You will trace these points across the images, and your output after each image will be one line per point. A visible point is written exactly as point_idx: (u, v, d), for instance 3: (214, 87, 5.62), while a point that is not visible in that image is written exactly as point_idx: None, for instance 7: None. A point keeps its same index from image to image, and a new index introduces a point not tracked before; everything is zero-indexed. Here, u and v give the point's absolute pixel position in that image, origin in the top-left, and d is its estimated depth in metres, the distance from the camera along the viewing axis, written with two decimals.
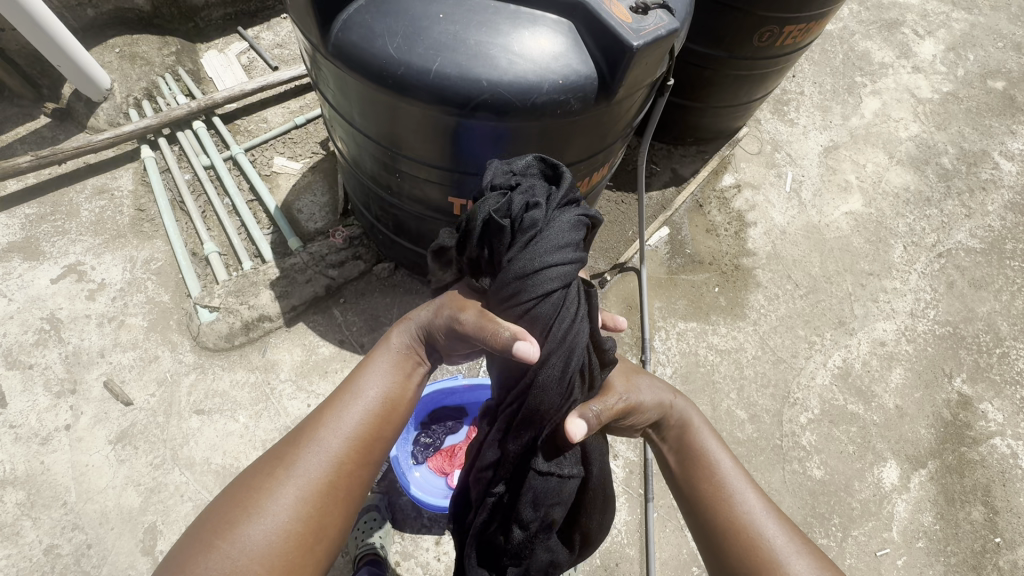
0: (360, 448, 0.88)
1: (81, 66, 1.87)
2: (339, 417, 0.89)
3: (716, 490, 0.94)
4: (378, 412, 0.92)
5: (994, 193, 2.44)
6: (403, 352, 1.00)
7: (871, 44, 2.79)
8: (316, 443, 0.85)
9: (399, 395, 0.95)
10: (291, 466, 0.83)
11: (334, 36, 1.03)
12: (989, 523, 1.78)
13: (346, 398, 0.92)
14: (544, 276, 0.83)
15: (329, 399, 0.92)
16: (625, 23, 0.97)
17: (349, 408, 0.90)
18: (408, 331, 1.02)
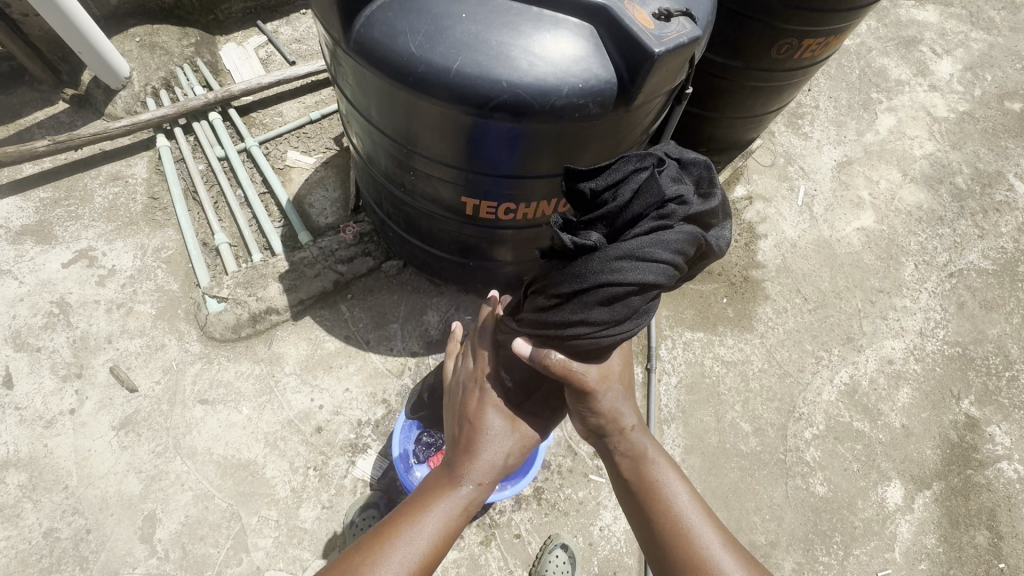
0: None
1: (100, 52, 1.88)
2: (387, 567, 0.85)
3: (670, 526, 0.97)
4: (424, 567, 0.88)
5: (1008, 215, 2.42)
6: (466, 494, 0.95)
7: (888, 61, 2.78)
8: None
9: (449, 540, 0.92)
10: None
11: (357, 31, 1.04)
12: (993, 548, 1.76)
13: (398, 539, 0.88)
14: (649, 267, 0.82)
15: (382, 533, 0.90)
16: (647, 29, 0.97)
17: (393, 565, 0.85)
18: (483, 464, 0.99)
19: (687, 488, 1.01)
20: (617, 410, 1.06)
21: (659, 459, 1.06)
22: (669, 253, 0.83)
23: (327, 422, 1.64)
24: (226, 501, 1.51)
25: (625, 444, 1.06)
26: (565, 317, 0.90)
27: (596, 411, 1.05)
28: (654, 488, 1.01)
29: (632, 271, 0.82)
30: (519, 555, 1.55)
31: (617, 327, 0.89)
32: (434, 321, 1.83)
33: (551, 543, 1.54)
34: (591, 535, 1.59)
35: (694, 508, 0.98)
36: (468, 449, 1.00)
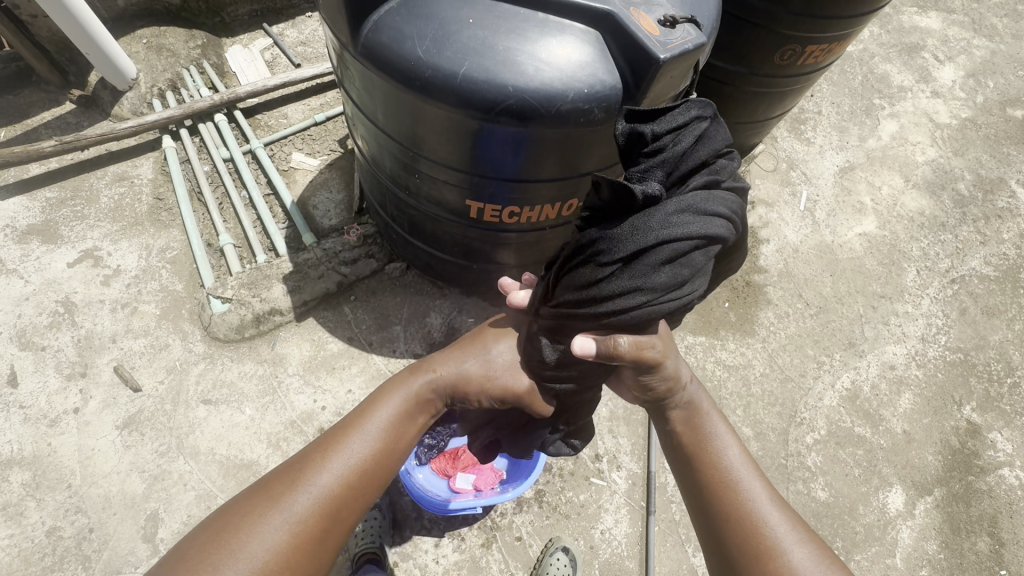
0: (349, 495, 0.87)
1: (107, 53, 1.89)
2: (339, 457, 0.89)
3: (716, 476, 0.97)
4: (377, 458, 0.92)
5: (1010, 221, 2.42)
6: (421, 394, 1.00)
7: (891, 67, 2.79)
8: (308, 482, 0.85)
9: (400, 437, 0.96)
10: (281, 502, 0.83)
11: (365, 35, 1.05)
12: (994, 555, 1.76)
13: (351, 435, 0.92)
14: (712, 220, 0.89)
15: (335, 433, 0.93)
16: (652, 36, 0.98)
17: (347, 454, 0.90)
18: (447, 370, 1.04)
19: (739, 445, 1.01)
20: (678, 369, 1.05)
21: (715, 416, 1.05)
22: (730, 210, 0.93)
23: (330, 422, 1.64)
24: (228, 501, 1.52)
25: (682, 399, 1.06)
26: (644, 271, 0.88)
27: (663, 375, 1.02)
28: (705, 441, 1.01)
29: (708, 219, 0.88)
30: (519, 557, 1.55)
31: (695, 281, 0.92)
32: (437, 323, 1.84)
33: (552, 546, 1.54)
34: (592, 538, 1.59)
35: (746, 463, 0.98)
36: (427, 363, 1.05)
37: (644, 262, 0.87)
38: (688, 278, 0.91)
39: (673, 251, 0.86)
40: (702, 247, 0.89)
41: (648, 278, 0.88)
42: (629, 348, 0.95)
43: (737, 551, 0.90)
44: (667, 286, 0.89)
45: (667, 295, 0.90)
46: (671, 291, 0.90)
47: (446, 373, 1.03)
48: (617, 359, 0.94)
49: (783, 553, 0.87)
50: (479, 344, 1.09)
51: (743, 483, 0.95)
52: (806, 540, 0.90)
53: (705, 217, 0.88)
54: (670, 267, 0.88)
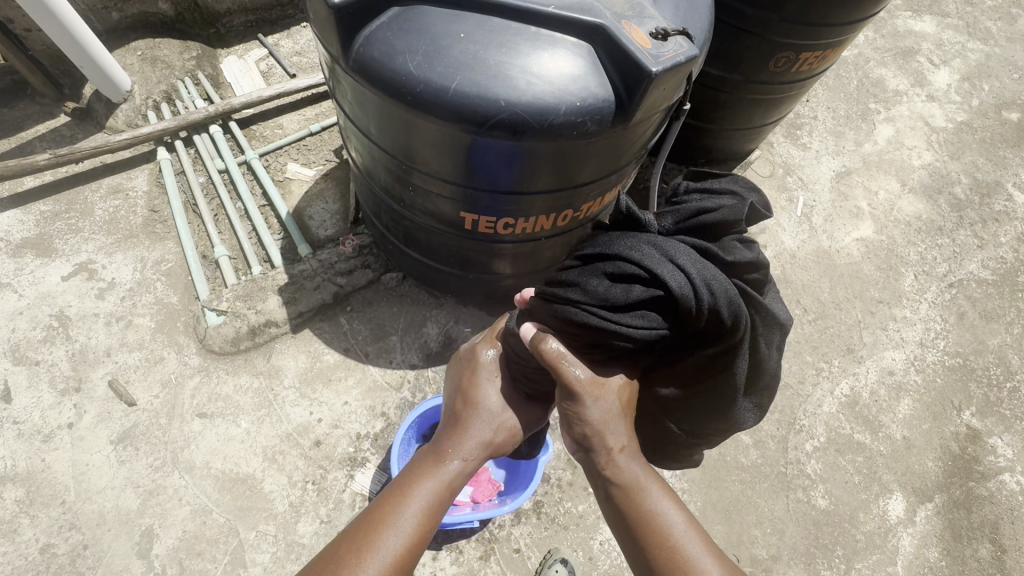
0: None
1: (100, 65, 1.89)
2: (376, 553, 0.85)
3: (660, 553, 0.89)
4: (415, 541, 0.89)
5: (1007, 225, 2.42)
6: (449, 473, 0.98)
7: (886, 71, 2.80)
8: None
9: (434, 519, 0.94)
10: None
11: (356, 50, 1.04)
12: (996, 561, 1.74)
13: (385, 525, 0.89)
14: (673, 276, 0.82)
15: (364, 526, 0.88)
16: (644, 48, 0.98)
17: (388, 542, 0.87)
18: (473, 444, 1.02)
19: (682, 508, 0.93)
20: (605, 430, 0.97)
21: (653, 482, 0.96)
22: (707, 286, 0.84)
23: (326, 435, 1.63)
24: (224, 516, 1.51)
25: (613, 468, 0.96)
26: (589, 278, 0.88)
27: (584, 421, 0.97)
28: (648, 518, 0.92)
29: (668, 267, 0.82)
30: (518, 570, 1.54)
31: (636, 321, 0.86)
32: (433, 333, 1.83)
33: (551, 558, 1.53)
34: (591, 550, 1.58)
35: (689, 530, 0.90)
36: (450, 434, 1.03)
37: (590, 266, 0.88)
38: (631, 309, 0.85)
39: (616, 271, 0.85)
40: (647, 291, 0.84)
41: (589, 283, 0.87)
42: (554, 355, 0.95)
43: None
44: (603, 300, 0.86)
45: (600, 312, 0.86)
46: (612, 313, 0.86)
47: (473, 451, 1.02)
48: (544, 358, 0.96)
49: None
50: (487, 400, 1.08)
51: (693, 556, 0.87)
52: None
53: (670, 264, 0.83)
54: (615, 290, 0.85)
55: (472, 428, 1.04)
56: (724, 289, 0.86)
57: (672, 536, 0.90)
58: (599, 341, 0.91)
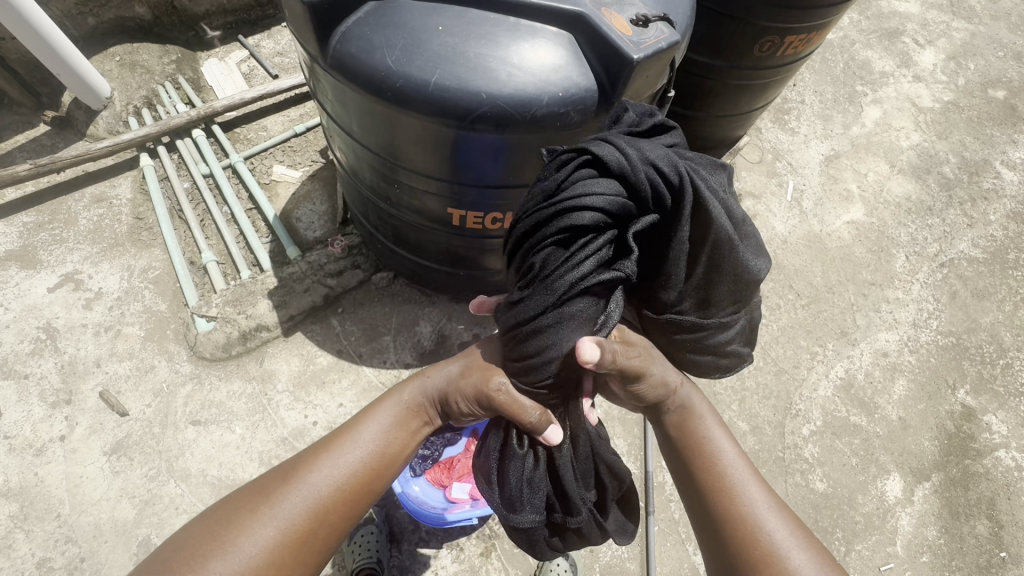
0: (345, 494, 0.95)
1: (78, 73, 1.85)
2: (332, 460, 0.97)
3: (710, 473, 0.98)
4: (369, 461, 0.99)
5: (995, 203, 2.43)
6: (413, 409, 1.09)
7: (872, 53, 2.79)
8: (300, 484, 0.92)
9: (394, 444, 1.04)
10: (274, 501, 0.90)
11: (333, 47, 1.03)
12: (994, 537, 1.76)
13: (345, 441, 1.00)
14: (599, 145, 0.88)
15: (327, 441, 1.01)
16: (625, 36, 0.96)
17: (345, 454, 0.98)
18: (434, 385, 1.10)
19: (735, 446, 1.03)
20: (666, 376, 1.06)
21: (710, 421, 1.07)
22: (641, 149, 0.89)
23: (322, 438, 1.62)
24: None
25: (675, 402, 1.08)
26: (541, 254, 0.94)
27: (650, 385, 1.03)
28: (703, 449, 1.02)
29: (592, 186, 0.87)
30: (519, 565, 1.54)
31: (600, 198, 0.86)
32: (426, 331, 1.82)
33: (552, 551, 1.53)
34: (592, 542, 1.58)
35: (740, 462, 1.00)
36: (422, 373, 1.13)
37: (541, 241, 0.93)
38: (593, 246, 0.90)
39: (560, 225, 0.89)
40: (593, 212, 0.86)
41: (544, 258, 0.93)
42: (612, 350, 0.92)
43: (731, 553, 0.91)
44: (563, 264, 0.91)
45: (572, 220, 0.87)
46: (574, 264, 0.90)
47: (433, 390, 1.10)
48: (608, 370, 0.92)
49: (783, 557, 0.87)
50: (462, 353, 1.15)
51: (739, 483, 0.97)
52: (805, 543, 0.90)
53: (588, 177, 0.88)
54: (567, 241, 0.92)
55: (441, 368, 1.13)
56: (646, 151, 0.87)
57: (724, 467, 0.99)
58: (585, 296, 0.93)
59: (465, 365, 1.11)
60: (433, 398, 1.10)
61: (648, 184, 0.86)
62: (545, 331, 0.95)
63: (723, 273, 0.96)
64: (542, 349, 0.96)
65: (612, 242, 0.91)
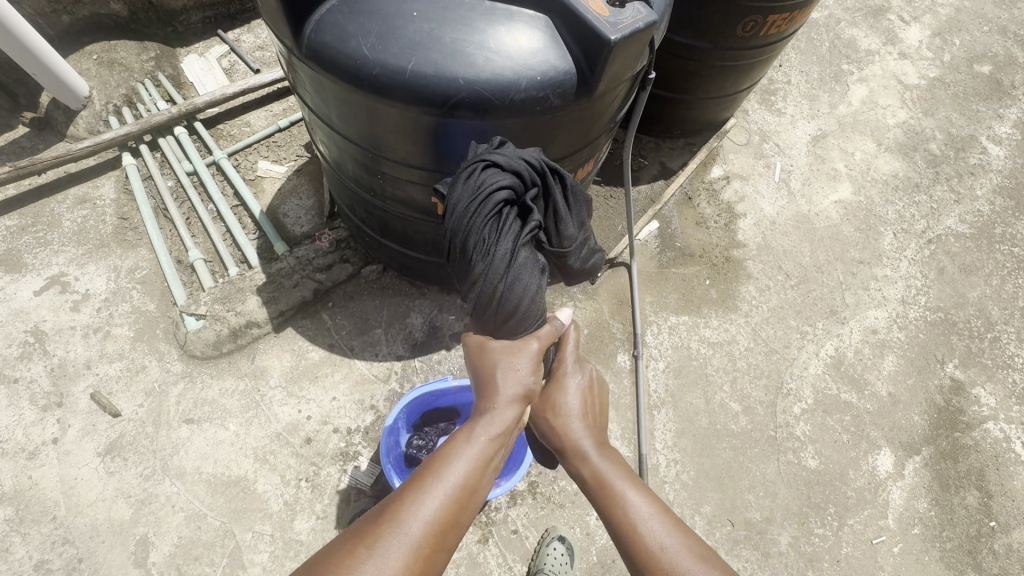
0: (441, 539, 0.82)
1: (53, 70, 1.82)
2: (422, 501, 0.83)
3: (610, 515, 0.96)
4: (457, 498, 0.86)
5: (982, 177, 2.44)
6: (489, 436, 0.95)
7: (857, 31, 2.78)
8: (396, 533, 0.79)
9: (482, 473, 0.92)
10: (368, 564, 0.75)
11: (308, 37, 1.02)
12: (984, 507, 1.78)
13: (429, 479, 0.87)
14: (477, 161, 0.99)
15: (411, 480, 0.87)
16: (601, 16, 0.96)
17: (432, 496, 0.84)
18: (505, 408, 0.99)
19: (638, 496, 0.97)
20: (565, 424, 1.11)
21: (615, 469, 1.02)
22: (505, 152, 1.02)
23: (316, 432, 1.63)
24: (218, 519, 1.50)
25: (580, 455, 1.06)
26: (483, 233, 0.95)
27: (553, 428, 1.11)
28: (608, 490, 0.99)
29: (494, 174, 0.97)
30: (516, 551, 1.55)
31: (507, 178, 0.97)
32: (417, 323, 1.82)
33: (548, 537, 1.55)
34: (588, 526, 1.60)
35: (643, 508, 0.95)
36: (479, 401, 1.00)
37: (480, 223, 0.94)
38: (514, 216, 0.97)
39: (488, 208, 0.94)
40: (504, 189, 0.96)
41: (478, 232, 0.95)
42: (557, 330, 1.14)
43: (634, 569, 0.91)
44: (503, 231, 0.95)
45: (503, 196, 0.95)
46: (509, 230, 0.96)
47: (507, 414, 0.99)
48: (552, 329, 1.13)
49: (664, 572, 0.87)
50: (499, 359, 1.03)
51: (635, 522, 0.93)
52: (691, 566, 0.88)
53: (487, 173, 0.97)
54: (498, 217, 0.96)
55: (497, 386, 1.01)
56: (518, 151, 1.02)
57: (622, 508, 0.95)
58: (526, 248, 0.99)
59: (505, 365, 1.02)
60: (509, 419, 0.99)
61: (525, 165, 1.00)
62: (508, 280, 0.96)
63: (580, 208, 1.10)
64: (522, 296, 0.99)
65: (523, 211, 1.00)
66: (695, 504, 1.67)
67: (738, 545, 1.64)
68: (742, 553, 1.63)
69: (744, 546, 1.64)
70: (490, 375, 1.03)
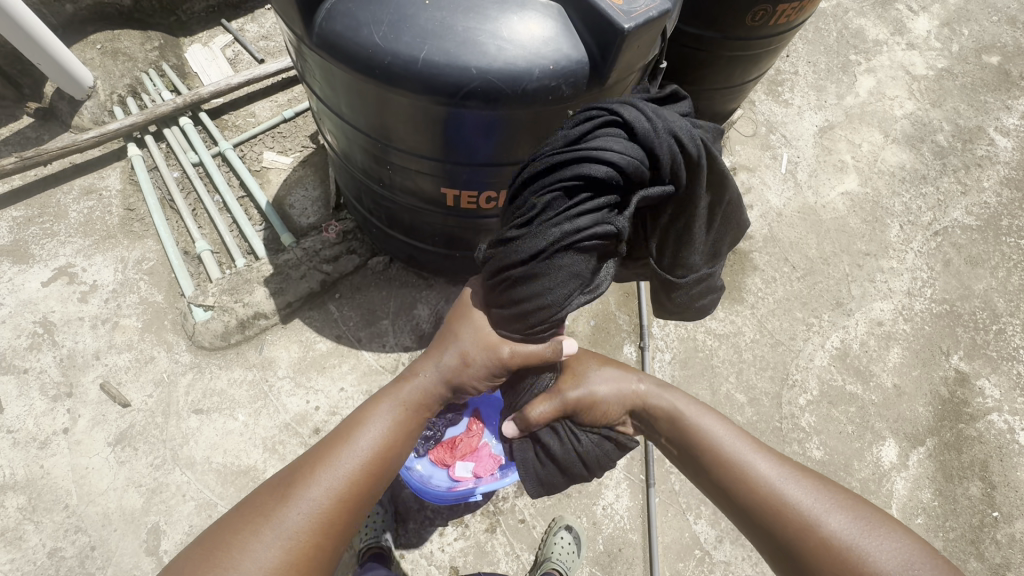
0: (348, 503, 0.90)
1: (35, 39, 1.73)
2: (332, 468, 0.91)
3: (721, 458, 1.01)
4: (369, 467, 0.94)
5: (989, 169, 2.43)
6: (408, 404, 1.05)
7: (866, 21, 2.76)
8: (301, 496, 0.87)
9: (395, 444, 1.00)
10: (273, 518, 0.84)
11: (319, 25, 1.01)
12: (986, 498, 1.79)
13: (341, 447, 0.95)
14: (631, 118, 0.85)
15: (323, 449, 0.95)
16: (616, 4, 0.95)
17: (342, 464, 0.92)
18: (428, 381, 1.09)
19: (732, 431, 1.06)
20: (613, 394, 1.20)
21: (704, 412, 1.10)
22: (672, 133, 0.89)
23: (324, 422, 1.63)
24: (229, 508, 1.51)
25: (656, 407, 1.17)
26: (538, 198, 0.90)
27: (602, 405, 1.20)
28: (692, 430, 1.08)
29: (619, 145, 0.85)
30: (524, 539, 1.57)
31: (620, 163, 0.85)
32: (424, 314, 1.83)
33: (555, 526, 1.56)
34: (595, 515, 1.61)
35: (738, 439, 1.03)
36: (413, 370, 1.10)
37: (547, 181, 0.89)
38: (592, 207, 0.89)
39: (554, 178, 0.88)
40: (610, 170, 0.85)
41: (546, 193, 0.89)
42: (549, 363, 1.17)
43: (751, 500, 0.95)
44: (562, 211, 0.89)
45: (606, 177, 0.85)
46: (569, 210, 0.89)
47: (428, 386, 1.08)
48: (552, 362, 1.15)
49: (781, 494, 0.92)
50: (446, 341, 1.12)
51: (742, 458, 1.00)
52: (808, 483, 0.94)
53: (616, 136, 0.86)
54: (580, 188, 0.88)
55: (434, 359, 1.11)
56: (681, 137, 0.89)
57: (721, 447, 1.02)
58: (577, 252, 0.92)
59: (463, 352, 1.09)
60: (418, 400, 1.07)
61: (669, 155, 0.88)
62: (538, 275, 0.93)
63: (720, 229, 1.09)
64: (534, 295, 0.96)
65: (610, 202, 0.90)
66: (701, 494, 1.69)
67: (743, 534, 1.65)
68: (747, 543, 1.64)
69: None
70: (434, 349, 1.13)
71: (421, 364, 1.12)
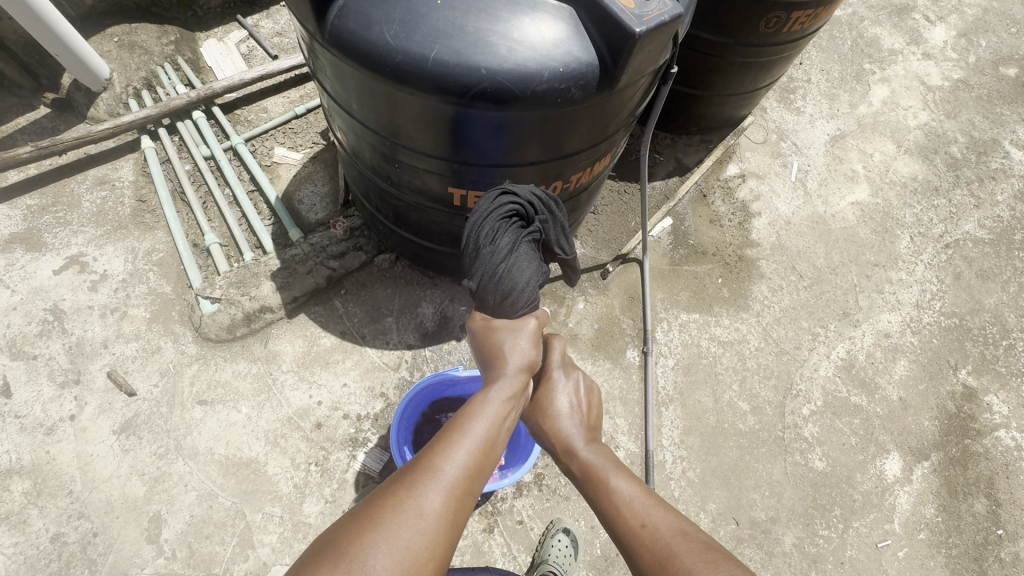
0: (471, 484, 0.83)
1: (51, 27, 1.75)
2: (453, 450, 0.84)
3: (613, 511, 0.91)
4: (482, 449, 0.87)
5: (1004, 183, 2.40)
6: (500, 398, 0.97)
7: (881, 30, 2.74)
8: (433, 477, 0.79)
9: (499, 431, 0.92)
10: (411, 500, 0.75)
11: (332, 23, 1.02)
12: (991, 515, 1.77)
13: (452, 434, 0.87)
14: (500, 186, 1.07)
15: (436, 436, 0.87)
16: (627, 8, 0.95)
17: (460, 449, 0.84)
18: (510, 377, 1.01)
19: (639, 492, 0.94)
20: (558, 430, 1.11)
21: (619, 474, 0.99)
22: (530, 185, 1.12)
23: (326, 417, 1.64)
24: (230, 500, 1.53)
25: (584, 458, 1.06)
26: (491, 229, 0.98)
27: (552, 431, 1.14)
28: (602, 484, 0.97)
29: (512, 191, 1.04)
30: (521, 541, 1.57)
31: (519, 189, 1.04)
32: (429, 313, 1.83)
33: (553, 528, 1.56)
34: (593, 519, 1.61)
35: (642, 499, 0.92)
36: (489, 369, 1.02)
37: (489, 226, 0.98)
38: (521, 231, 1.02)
39: (498, 215, 0.99)
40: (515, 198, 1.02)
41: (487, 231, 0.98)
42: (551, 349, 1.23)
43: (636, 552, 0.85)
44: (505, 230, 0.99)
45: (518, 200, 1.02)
46: (512, 232, 1.00)
47: (511, 382, 1.00)
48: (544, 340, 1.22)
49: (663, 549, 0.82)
50: (503, 341, 1.04)
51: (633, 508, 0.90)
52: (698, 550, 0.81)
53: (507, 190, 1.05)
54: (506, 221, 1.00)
55: (507, 353, 1.03)
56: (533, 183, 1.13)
57: (624, 506, 0.91)
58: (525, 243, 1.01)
59: (511, 344, 1.04)
60: (520, 388, 1.01)
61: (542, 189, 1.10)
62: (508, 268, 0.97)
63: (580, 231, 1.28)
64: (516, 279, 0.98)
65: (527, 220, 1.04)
66: (701, 501, 1.68)
67: (742, 543, 1.64)
68: (745, 552, 1.63)
69: (748, 545, 1.64)
70: (502, 345, 1.04)
71: (497, 363, 1.03)
